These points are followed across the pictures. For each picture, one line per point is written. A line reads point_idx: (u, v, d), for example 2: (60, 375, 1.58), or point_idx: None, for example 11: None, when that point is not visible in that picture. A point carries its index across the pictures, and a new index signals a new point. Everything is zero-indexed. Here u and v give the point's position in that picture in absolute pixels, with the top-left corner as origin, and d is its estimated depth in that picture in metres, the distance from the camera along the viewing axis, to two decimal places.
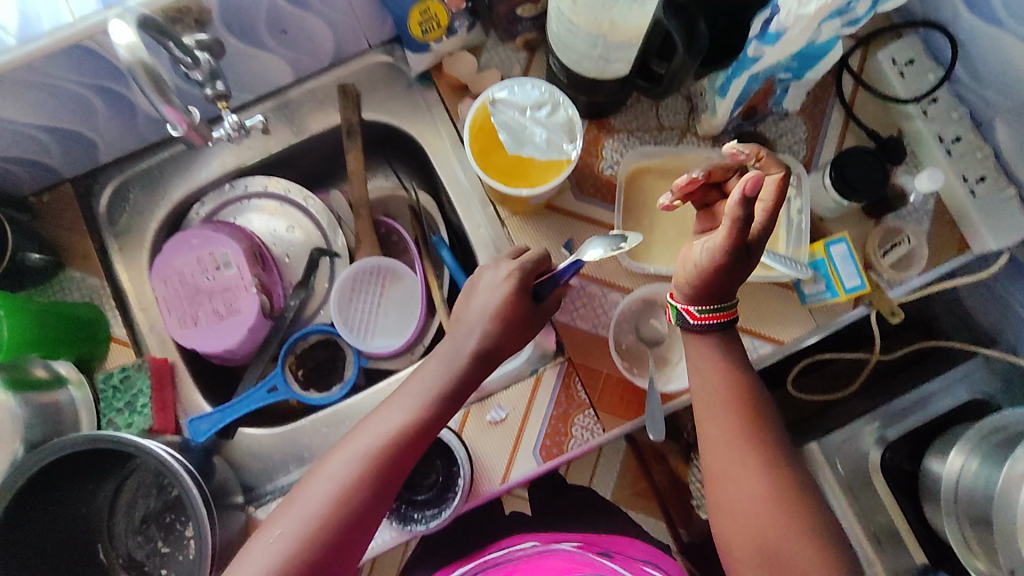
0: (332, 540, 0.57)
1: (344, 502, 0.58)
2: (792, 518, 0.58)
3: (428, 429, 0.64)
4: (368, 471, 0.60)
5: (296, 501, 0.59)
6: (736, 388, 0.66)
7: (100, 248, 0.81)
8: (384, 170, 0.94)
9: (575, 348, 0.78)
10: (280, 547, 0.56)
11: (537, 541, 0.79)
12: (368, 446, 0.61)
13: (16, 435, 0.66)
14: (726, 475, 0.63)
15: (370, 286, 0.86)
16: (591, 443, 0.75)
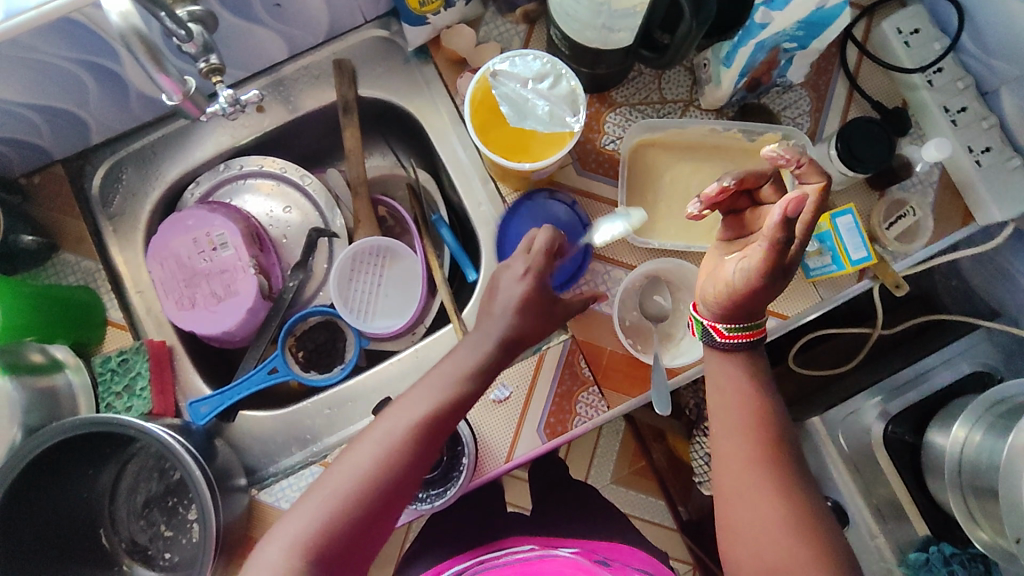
0: (369, 517, 0.56)
1: (382, 478, 0.57)
2: (807, 548, 0.56)
3: (463, 407, 0.63)
4: (404, 446, 0.59)
5: (333, 475, 0.58)
6: (758, 412, 0.64)
7: (94, 230, 0.79)
8: (382, 148, 0.92)
9: (579, 325, 0.77)
10: (317, 521, 0.54)
11: (535, 545, 0.77)
12: (419, 409, 0.61)
13: (14, 421, 0.65)
14: (739, 499, 0.61)
15: (370, 266, 0.85)
16: (595, 421, 0.75)
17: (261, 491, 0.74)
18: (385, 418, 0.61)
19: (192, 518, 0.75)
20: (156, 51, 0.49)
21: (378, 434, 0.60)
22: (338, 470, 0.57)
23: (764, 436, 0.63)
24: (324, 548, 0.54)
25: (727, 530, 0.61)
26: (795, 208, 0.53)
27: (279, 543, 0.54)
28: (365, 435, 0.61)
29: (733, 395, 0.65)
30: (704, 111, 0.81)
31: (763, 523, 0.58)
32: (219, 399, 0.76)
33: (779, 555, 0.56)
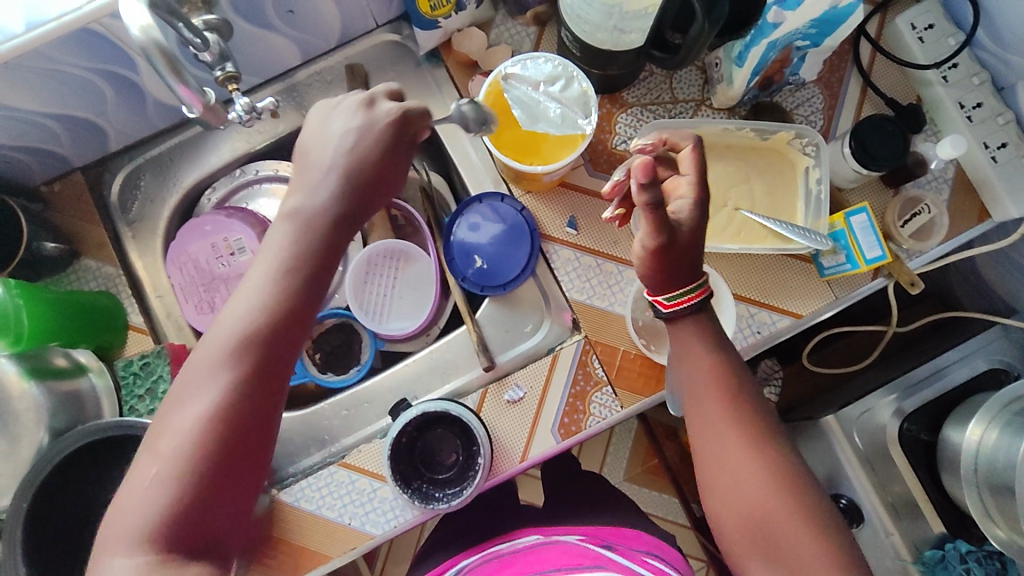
0: (225, 453, 0.46)
1: (219, 407, 0.46)
2: (787, 502, 0.58)
3: (296, 305, 0.51)
4: (237, 371, 0.48)
5: (161, 430, 0.47)
6: (724, 377, 0.64)
7: (114, 236, 0.80)
8: None
9: (592, 326, 0.77)
10: (160, 473, 0.45)
11: (539, 534, 0.78)
12: (230, 336, 0.48)
13: (41, 423, 0.68)
14: (719, 463, 0.62)
15: (385, 269, 0.85)
16: (609, 420, 0.75)
17: (281, 490, 0.74)
18: (199, 358, 0.49)
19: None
20: (174, 63, 0.49)
21: (193, 374, 0.48)
22: (164, 417, 0.47)
23: (734, 397, 0.63)
24: (182, 492, 0.45)
25: (709, 491, 0.62)
26: (643, 173, 0.56)
27: (127, 506, 0.45)
28: (179, 387, 0.48)
29: (695, 362, 0.65)
30: (715, 110, 0.81)
31: (743, 483, 0.60)
32: None
33: (765, 513, 0.58)
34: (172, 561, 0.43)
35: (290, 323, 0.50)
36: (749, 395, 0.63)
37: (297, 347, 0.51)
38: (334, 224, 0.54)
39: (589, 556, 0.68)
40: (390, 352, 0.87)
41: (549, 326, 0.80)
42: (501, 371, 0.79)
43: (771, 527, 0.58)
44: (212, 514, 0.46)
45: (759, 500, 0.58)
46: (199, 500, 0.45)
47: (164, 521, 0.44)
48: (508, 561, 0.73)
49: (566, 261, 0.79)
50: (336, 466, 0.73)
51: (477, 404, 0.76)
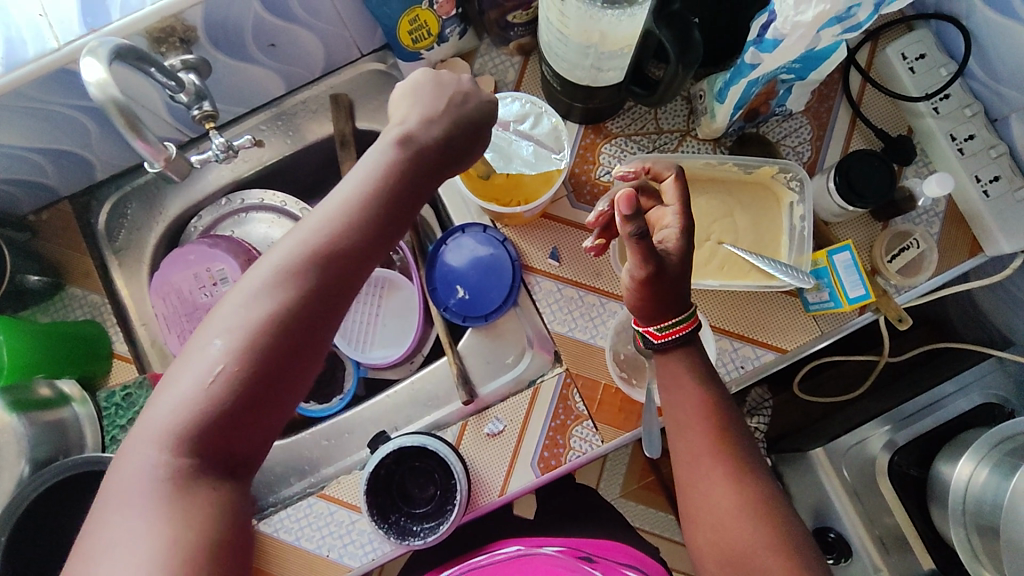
0: (278, 367, 0.47)
1: (279, 317, 0.47)
2: (765, 537, 0.57)
3: (374, 235, 0.52)
4: (304, 287, 0.48)
5: (215, 327, 0.47)
6: (703, 409, 0.63)
7: (101, 265, 0.81)
8: None
9: (573, 358, 0.77)
10: (212, 377, 0.46)
11: (520, 545, 0.79)
12: (295, 249, 0.49)
13: (22, 455, 0.68)
14: (697, 495, 0.61)
15: (368, 297, 0.86)
16: (590, 454, 0.75)
17: (262, 521, 0.75)
18: (266, 264, 0.49)
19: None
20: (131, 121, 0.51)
21: (255, 280, 0.48)
22: (221, 314, 0.47)
23: (712, 430, 0.62)
24: (226, 398, 0.45)
25: (690, 521, 0.62)
26: (625, 203, 0.54)
27: (168, 402, 0.45)
28: (243, 287, 0.48)
29: (675, 393, 0.64)
30: (701, 141, 0.80)
31: (718, 514, 0.59)
32: None
33: (738, 548, 0.58)
34: (199, 469, 0.45)
35: (366, 253, 0.51)
36: (729, 428, 0.63)
37: (364, 275, 0.52)
38: (425, 166, 0.56)
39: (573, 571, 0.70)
40: (376, 379, 0.87)
41: (529, 359, 0.80)
42: (483, 404, 0.79)
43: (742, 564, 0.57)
44: (250, 423, 0.47)
45: (735, 534, 0.58)
46: (232, 411, 0.46)
47: (202, 426, 0.45)
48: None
49: (548, 293, 0.78)
50: (316, 497, 0.74)
51: (457, 437, 0.76)
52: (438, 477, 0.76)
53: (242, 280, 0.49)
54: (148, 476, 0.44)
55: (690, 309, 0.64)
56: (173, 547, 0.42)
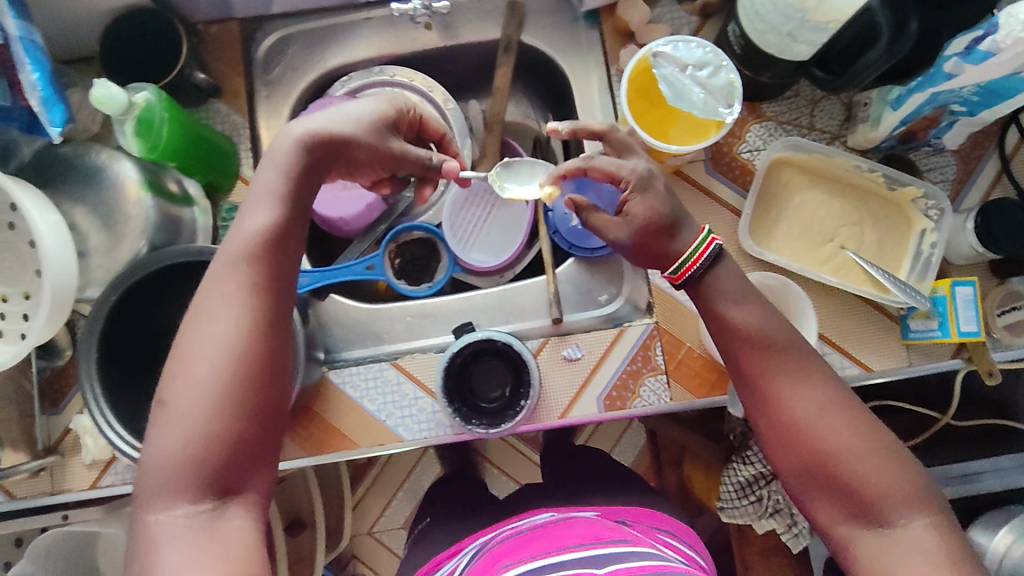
0: (248, 378, 0.52)
1: (242, 340, 0.53)
2: (856, 433, 0.56)
3: (285, 246, 0.58)
4: (251, 297, 0.55)
5: (182, 365, 0.52)
6: (761, 329, 0.61)
7: (250, 91, 0.84)
8: (519, 97, 0.94)
9: (666, 312, 0.78)
10: (196, 405, 0.51)
11: (553, 513, 0.79)
12: (227, 287, 0.55)
13: (143, 235, 0.70)
14: (778, 406, 0.59)
15: (483, 201, 0.86)
16: (655, 406, 0.76)
17: (332, 370, 0.78)
18: (203, 298, 0.55)
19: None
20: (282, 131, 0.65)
21: (207, 327, 0.53)
22: (178, 355, 0.54)
23: (774, 345, 0.60)
24: (222, 426, 0.51)
25: (766, 432, 0.60)
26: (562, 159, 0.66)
27: (172, 453, 0.50)
28: (199, 319, 0.54)
29: (723, 315, 0.62)
30: (848, 148, 0.81)
31: (799, 428, 0.57)
32: (317, 276, 0.79)
33: (829, 451, 0.56)
34: (220, 493, 0.50)
35: (285, 258, 0.57)
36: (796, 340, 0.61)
37: (290, 278, 0.58)
38: (336, 158, 0.61)
39: (621, 530, 0.71)
40: (462, 280, 0.88)
41: (621, 301, 0.80)
42: (565, 329, 0.80)
43: (830, 467, 0.56)
44: (249, 438, 0.52)
45: (819, 440, 0.56)
46: (230, 433, 0.51)
47: (207, 452, 0.50)
48: (533, 539, 0.70)
49: None
50: (393, 365, 0.77)
51: (536, 349, 0.78)
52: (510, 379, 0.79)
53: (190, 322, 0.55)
54: (175, 526, 0.48)
55: (698, 242, 0.64)
56: (229, 556, 0.47)
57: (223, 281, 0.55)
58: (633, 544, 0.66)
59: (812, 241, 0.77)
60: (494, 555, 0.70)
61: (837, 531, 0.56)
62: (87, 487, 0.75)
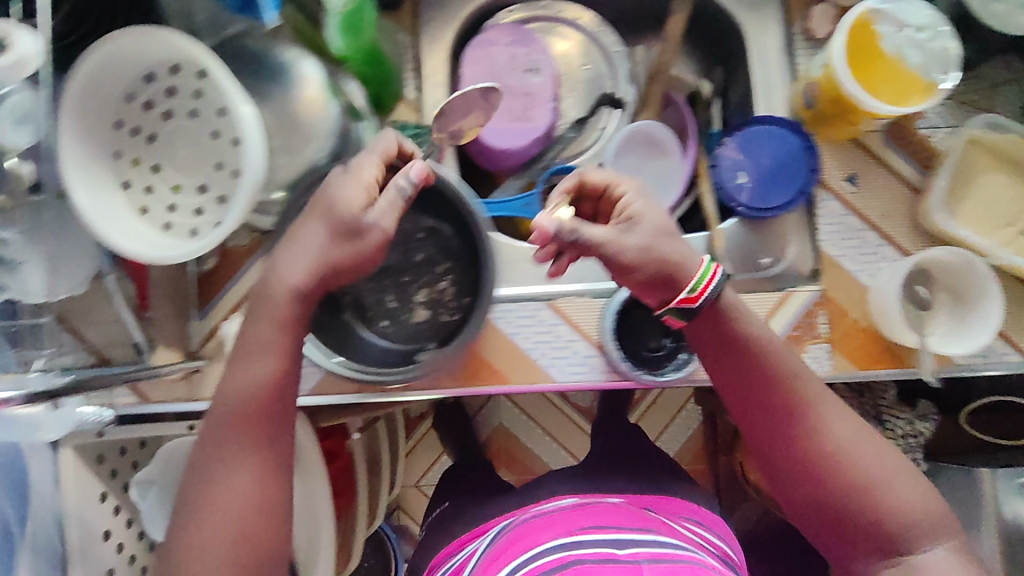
0: (256, 535, 0.61)
1: (243, 500, 0.60)
2: (887, 461, 0.64)
3: (275, 400, 0.62)
4: (257, 447, 0.62)
5: (213, 496, 0.61)
6: (804, 375, 0.66)
7: (415, 9, 0.80)
8: (685, 59, 0.87)
9: (833, 281, 0.77)
10: (246, 487, 0.61)
11: (577, 499, 0.80)
12: (223, 449, 0.61)
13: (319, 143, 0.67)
14: (807, 444, 0.65)
15: (644, 149, 0.83)
16: (818, 373, 0.76)
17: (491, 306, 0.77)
18: (245, 347, 0.62)
19: (420, 302, 0.77)
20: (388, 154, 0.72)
21: (218, 476, 0.61)
22: (224, 403, 0.62)
23: (795, 378, 0.66)
24: (246, 551, 0.60)
25: (789, 467, 0.66)
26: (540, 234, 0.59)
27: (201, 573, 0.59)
28: (219, 470, 0.61)
29: (773, 360, 0.65)
30: None
31: (834, 453, 0.64)
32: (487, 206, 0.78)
33: (861, 483, 0.63)
34: None
35: (287, 368, 0.63)
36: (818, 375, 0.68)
37: (297, 360, 0.64)
38: (338, 276, 0.61)
39: (642, 517, 0.73)
40: None
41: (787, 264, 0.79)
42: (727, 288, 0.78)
43: (861, 492, 0.63)
44: (273, 508, 0.62)
45: (858, 465, 0.63)
46: (254, 531, 0.61)
47: (246, 525, 0.60)
48: (558, 518, 0.72)
49: (830, 215, 0.77)
50: (552, 308, 0.76)
51: None
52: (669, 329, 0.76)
53: (223, 385, 0.63)
54: None
55: (704, 268, 0.63)
56: None
57: (218, 424, 0.62)
58: (652, 534, 0.68)
59: (987, 222, 0.76)
60: (515, 534, 0.72)
61: (845, 557, 0.65)
62: None
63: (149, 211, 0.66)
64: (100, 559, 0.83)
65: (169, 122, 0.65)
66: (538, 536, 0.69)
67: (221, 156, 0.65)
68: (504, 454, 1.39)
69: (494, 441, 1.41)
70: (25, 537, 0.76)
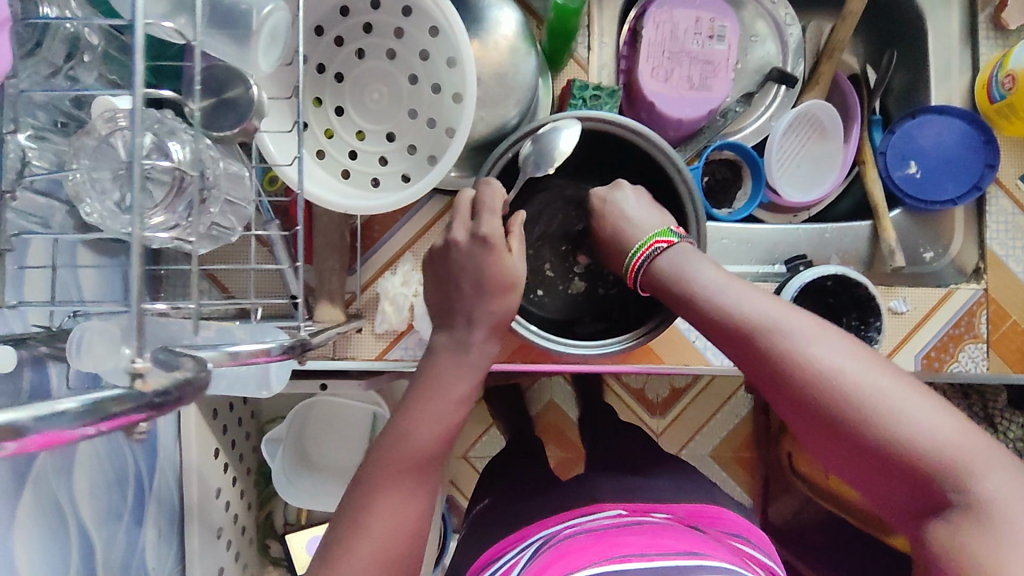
0: (400, 563, 0.50)
1: (398, 531, 0.50)
2: (950, 428, 0.42)
3: (453, 437, 0.57)
4: (422, 477, 0.53)
5: (355, 537, 0.49)
6: (848, 376, 0.45)
7: None
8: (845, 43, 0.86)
9: (997, 281, 0.75)
10: (408, 516, 0.51)
11: (622, 512, 0.70)
12: (386, 477, 0.52)
13: (518, 97, 0.64)
14: (860, 400, 0.44)
15: (810, 131, 0.80)
16: (976, 373, 0.73)
17: None
18: (434, 383, 0.57)
19: (578, 273, 0.75)
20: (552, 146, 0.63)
21: (363, 513, 0.50)
22: (395, 444, 0.54)
23: (808, 326, 0.49)
24: None
25: (846, 452, 0.44)
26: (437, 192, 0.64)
27: None
28: (373, 504, 0.50)
29: (810, 370, 0.46)
30: None
31: (870, 439, 0.43)
32: None
33: (896, 424, 0.42)
34: None
35: (467, 407, 0.58)
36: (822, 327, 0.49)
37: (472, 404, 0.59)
38: (483, 288, 0.60)
39: (694, 542, 0.61)
40: (755, 214, 0.83)
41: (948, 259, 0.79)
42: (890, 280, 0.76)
43: (955, 523, 0.40)
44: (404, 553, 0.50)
45: (930, 460, 0.41)
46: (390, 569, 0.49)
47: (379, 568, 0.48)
48: (601, 541, 0.61)
49: (1001, 212, 0.76)
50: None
51: None
52: (842, 317, 0.73)
53: (389, 436, 0.55)
54: None
55: (657, 237, 0.61)
56: None
57: (391, 447, 0.54)
58: (710, 560, 0.57)
59: None
60: (559, 552, 0.61)
61: None
62: (373, 359, 0.71)
63: (327, 156, 0.60)
64: (213, 517, 0.80)
65: (362, 61, 0.60)
66: (582, 559, 0.58)
67: (415, 103, 0.61)
68: (552, 431, 1.29)
69: (544, 416, 1.29)
70: (154, 493, 0.71)
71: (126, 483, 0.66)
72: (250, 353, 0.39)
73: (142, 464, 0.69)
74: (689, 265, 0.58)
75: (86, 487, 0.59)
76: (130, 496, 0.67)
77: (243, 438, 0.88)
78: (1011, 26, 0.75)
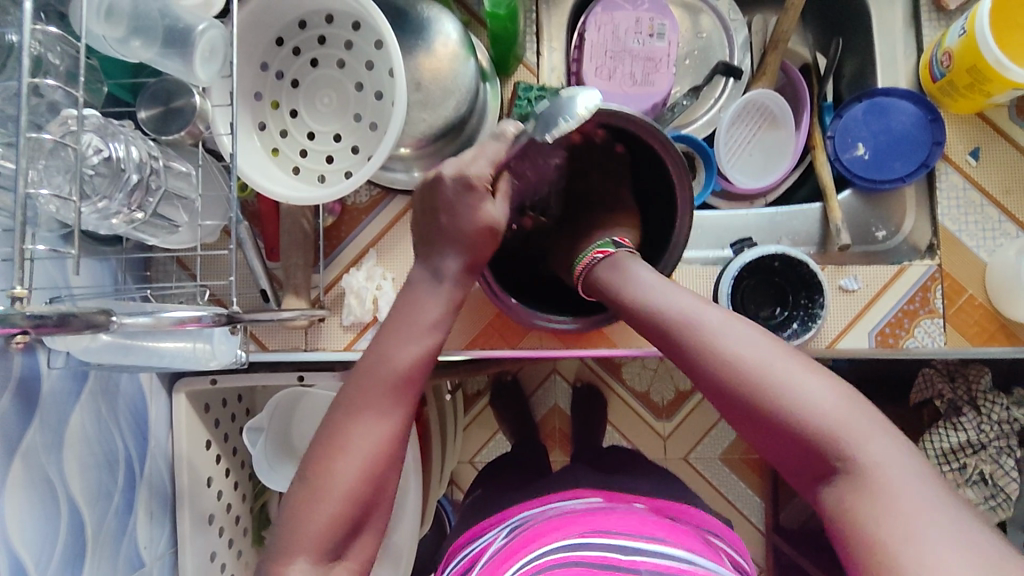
0: (377, 481, 0.53)
1: (376, 445, 0.54)
2: (839, 402, 0.47)
3: (428, 363, 0.59)
4: (399, 394, 0.56)
5: (336, 458, 0.53)
6: (746, 357, 0.50)
7: None
8: (799, 37, 0.89)
9: (950, 257, 0.76)
10: (385, 431, 0.54)
11: (598, 497, 0.68)
12: (363, 386, 0.56)
13: (460, 101, 0.70)
14: (752, 372, 0.49)
15: (754, 120, 0.84)
16: (934, 348, 0.74)
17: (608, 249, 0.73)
18: (409, 312, 0.60)
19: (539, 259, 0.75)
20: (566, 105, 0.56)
21: (344, 423, 0.54)
22: (372, 367, 0.57)
23: (709, 309, 0.54)
24: (356, 507, 0.52)
25: (751, 418, 0.49)
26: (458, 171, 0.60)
27: (308, 524, 0.51)
28: (350, 426, 0.54)
29: (719, 355, 0.51)
30: None
31: (773, 414, 0.48)
32: None
33: (783, 389, 0.48)
34: (344, 544, 0.52)
35: (441, 329, 0.60)
36: (734, 318, 0.53)
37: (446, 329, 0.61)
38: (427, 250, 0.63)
39: (658, 527, 0.62)
40: (709, 201, 0.85)
41: (902, 239, 0.79)
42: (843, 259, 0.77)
43: (844, 487, 0.45)
44: (382, 469, 0.54)
45: (822, 427, 0.46)
46: (369, 485, 0.53)
47: (359, 485, 0.52)
48: (569, 520, 0.62)
49: (951, 188, 0.77)
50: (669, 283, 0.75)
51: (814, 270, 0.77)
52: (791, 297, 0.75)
53: (370, 352, 0.58)
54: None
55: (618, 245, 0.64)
56: None
57: (371, 367, 0.57)
58: (670, 546, 0.58)
59: None
60: (526, 534, 0.63)
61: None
62: (340, 349, 0.76)
63: (282, 154, 0.67)
64: (205, 504, 0.85)
65: (315, 70, 0.68)
66: (545, 538, 0.60)
67: (361, 108, 0.67)
68: (557, 437, 1.20)
69: (547, 423, 1.20)
70: (145, 477, 0.78)
71: (115, 466, 0.72)
72: (180, 319, 0.46)
73: (132, 449, 0.76)
74: (625, 263, 0.60)
75: (76, 466, 0.66)
76: (120, 478, 0.73)
77: (236, 432, 0.94)
78: (950, 5, 0.77)
